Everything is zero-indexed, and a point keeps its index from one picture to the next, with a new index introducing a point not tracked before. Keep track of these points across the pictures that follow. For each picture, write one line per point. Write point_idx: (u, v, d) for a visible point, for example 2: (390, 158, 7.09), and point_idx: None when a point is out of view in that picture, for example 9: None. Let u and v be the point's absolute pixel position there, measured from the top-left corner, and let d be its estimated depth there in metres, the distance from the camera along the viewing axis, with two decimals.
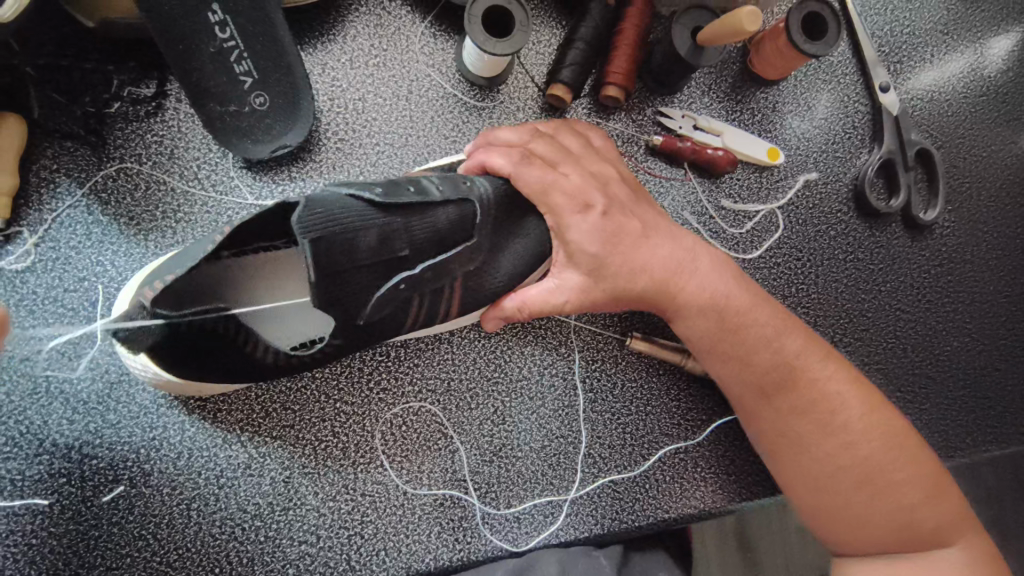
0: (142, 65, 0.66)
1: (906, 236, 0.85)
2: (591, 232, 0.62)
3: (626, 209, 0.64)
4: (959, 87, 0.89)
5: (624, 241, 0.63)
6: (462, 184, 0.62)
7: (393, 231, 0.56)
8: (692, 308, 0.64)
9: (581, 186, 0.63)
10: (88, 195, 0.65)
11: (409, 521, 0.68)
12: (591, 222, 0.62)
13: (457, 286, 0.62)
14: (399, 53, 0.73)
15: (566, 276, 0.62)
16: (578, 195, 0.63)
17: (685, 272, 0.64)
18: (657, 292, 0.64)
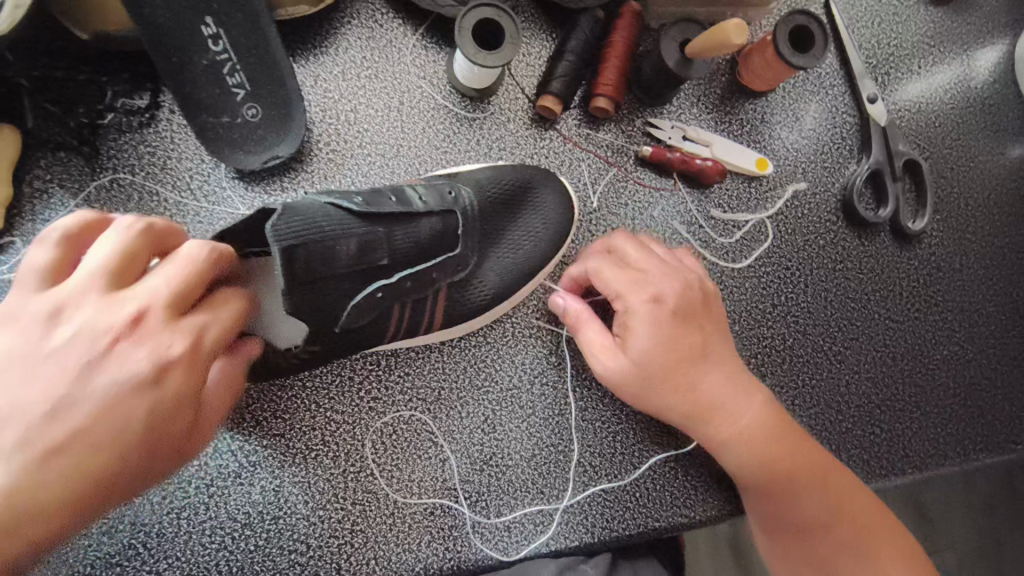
0: (136, 77, 0.67)
1: (895, 245, 0.86)
2: (659, 331, 0.63)
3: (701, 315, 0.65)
4: (946, 98, 0.90)
5: (689, 356, 0.63)
6: (446, 195, 0.65)
7: (377, 239, 0.57)
8: (742, 422, 0.63)
9: (673, 288, 0.64)
10: (81, 206, 0.65)
11: (399, 530, 0.68)
12: (672, 319, 0.63)
13: (439, 296, 0.66)
14: (391, 65, 0.74)
15: (617, 352, 0.64)
16: (663, 294, 0.64)
17: (742, 401, 0.64)
18: (707, 406, 0.63)
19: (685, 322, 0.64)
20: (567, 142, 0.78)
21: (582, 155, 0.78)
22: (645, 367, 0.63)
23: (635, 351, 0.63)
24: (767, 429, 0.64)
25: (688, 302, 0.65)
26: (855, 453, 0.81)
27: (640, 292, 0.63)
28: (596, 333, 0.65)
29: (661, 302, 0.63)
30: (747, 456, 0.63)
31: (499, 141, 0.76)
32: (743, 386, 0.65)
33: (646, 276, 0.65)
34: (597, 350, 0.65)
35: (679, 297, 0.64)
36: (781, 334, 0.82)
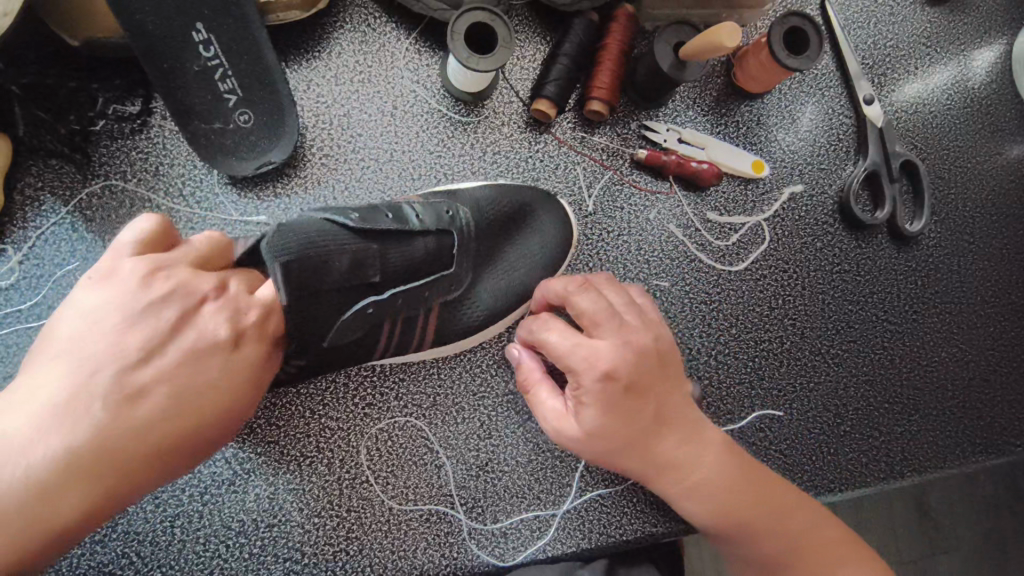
0: (127, 83, 0.66)
1: (892, 247, 0.85)
2: (610, 411, 0.57)
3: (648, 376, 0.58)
4: (943, 99, 0.90)
5: (644, 430, 0.59)
6: (444, 213, 0.64)
7: (369, 255, 0.57)
8: (693, 476, 0.62)
9: (625, 363, 0.57)
10: (72, 213, 0.65)
11: (394, 537, 0.68)
12: (624, 399, 0.57)
13: (433, 312, 0.64)
14: (385, 69, 0.73)
15: (570, 427, 0.60)
16: (615, 371, 0.56)
17: (696, 458, 0.62)
18: (659, 467, 0.61)
19: (636, 399, 0.58)
20: (563, 145, 0.77)
21: (577, 158, 0.78)
22: (594, 444, 0.59)
23: (585, 429, 0.59)
24: (721, 481, 0.62)
25: (642, 373, 0.58)
26: (853, 456, 0.81)
27: (587, 373, 0.56)
28: (552, 401, 0.62)
29: (611, 382, 0.57)
30: (701, 507, 0.62)
31: (493, 144, 0.75)
32: (695, 441, 0.62)
33: (593, 349, 0.57)
34: (552, 418, 0.61)
35: (630, 373, 0.57)
36: (778, 337, 0.81)
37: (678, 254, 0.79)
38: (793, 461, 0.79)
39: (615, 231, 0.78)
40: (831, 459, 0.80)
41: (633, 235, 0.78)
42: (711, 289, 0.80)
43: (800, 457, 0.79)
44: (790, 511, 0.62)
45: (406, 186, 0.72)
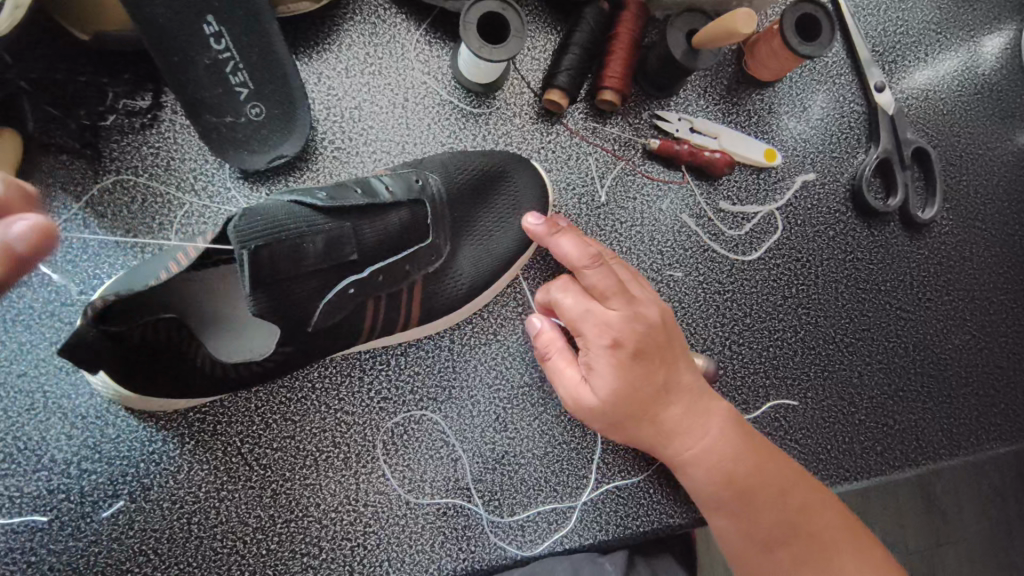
0: (137, 77, 0.66)
1: (905, 234, 0.85)
2: (619, 373, 0.60)
3: (657, 343, 0.61)
4: (953, 85, 0.90)
5: (654, 393, 0.62)
6: (415, 182, 0.64)
7: (343, 234, 0.58)
8: (696, 444, 0.63)
9: (634, 331, 0.60)
10: (84, 209, 0.64)
11: (412, 531, 0.68)
12: (633, 362, 0.60)
13: (415, 289, 0.65)
14: (395, 61, 0.73)
15: (585, 393, 0.62)
16: (622, 339, 0.60)
17: (704, 430, 0.64)
18: (669, 433, 0.63)
19: (647, 366, 0.61)
20: (574, 136, 0.77)
21: (589, 149, 0.77)
22: (609, 406, 0.61)
23: (600, 392, 0.61)
24: (726, 455, 0.63)
25: (652, 342, 0.61)
26: (868, 444, 0.81)
27: (596, 333, 0.60)
28: (568, 369, 0.64)
29: (619, 347, 0.60)
30: (706, 478, 0.63)
31: (505, 136, 0.75)
32: (702, 413, 0.64)
33: (603, 316, 0.60)
34: (566, 385, 0.64)
35: (638, 340, 0.60)
36: (792, 326, 0.81)
37: (691, 244, 0.79)
38: (809, 450, 0.79)
39: (627, 221, 0.77)
40: (845, 447, 0.80)
41: (645, 225, 0.78)
42: (725, 279, 0.79)
43: (815, 446, 0.79)
44: (790, 487, 0.63)
45: None
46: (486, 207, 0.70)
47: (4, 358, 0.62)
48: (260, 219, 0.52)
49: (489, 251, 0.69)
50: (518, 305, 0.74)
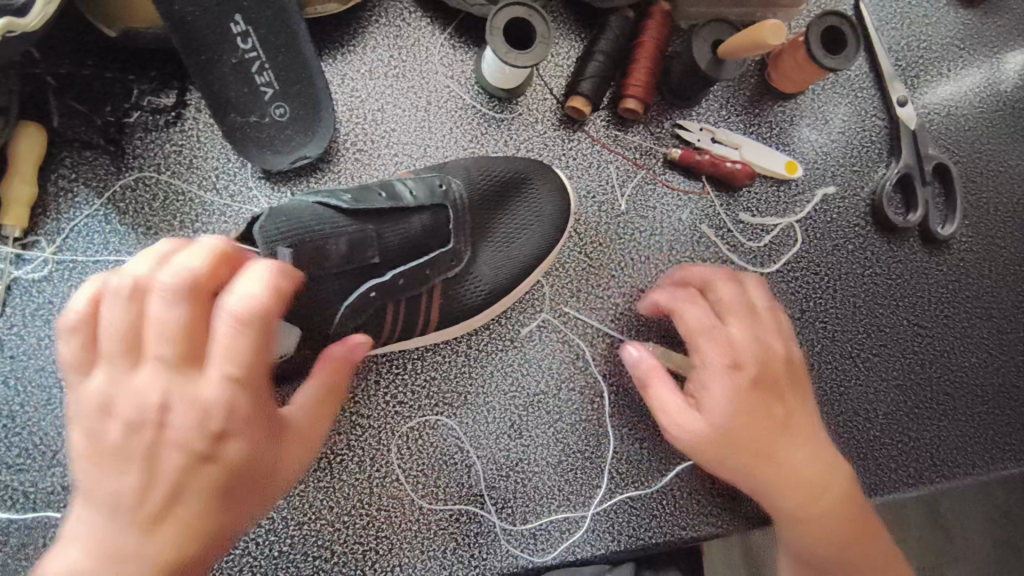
0: (162, 75, 0.66)
1: (924, 250, 0.85)
2: (742, 393, 0.59)
3: (775, 368, 0.61)
4: (976, 101, 0.89)
5: (770, 420, 0.60)
6: (437, 186, 0.65)
7: (366, 238, 0.58)
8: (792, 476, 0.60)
9: (757, 352, 0.60)
10: (106, 205, 0.64)
11: (424, 536, 0.68)
12: (755, 386, 0.60)
13: (434, 293, 0.65)
14: (419, 64, 0.73)
15: (687, 416, 0.60)
16: (742, 358, 0.60)
17: (811, 466, 0.60)
18: (776, 467, 0.60)
19: (761, 388, 0.60)
20: (595, 143, 0.77)
21: (610, 157, 0.77)
22: (712, 429, 0.59)
23: (711, 409, 0.59)
24: (826, 494, 0.60)
25: (781, 368, 0.61)
26: (883, 461, 0.80)
27: (720, 355, 0.60)
28: (672, 392, 0.62)
29: (740, 370, 0.60)
30: (802, 511, 0.59)
31: (526, 142, 0.75)
32: (815, 450, 0.61)
33: (721, 333, 0.61)
34: (667, 410, 0.61)
35: (758, 367, 0.60)
36: (810, 340, 0.80)
37: (710, 254, 0.78)
38: None
39: (646, 230, 0.77)
40: (861, 463, 0.80)
41: (665, 235, 0.78)
42: None
43: None
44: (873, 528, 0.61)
45: None
46: (507, 212, 0.69)
47: (21, 353, 0.61)
48: (285, 219, 0.53)
49: (509, 257, 0.69)
50: (536, 312, 0.73)
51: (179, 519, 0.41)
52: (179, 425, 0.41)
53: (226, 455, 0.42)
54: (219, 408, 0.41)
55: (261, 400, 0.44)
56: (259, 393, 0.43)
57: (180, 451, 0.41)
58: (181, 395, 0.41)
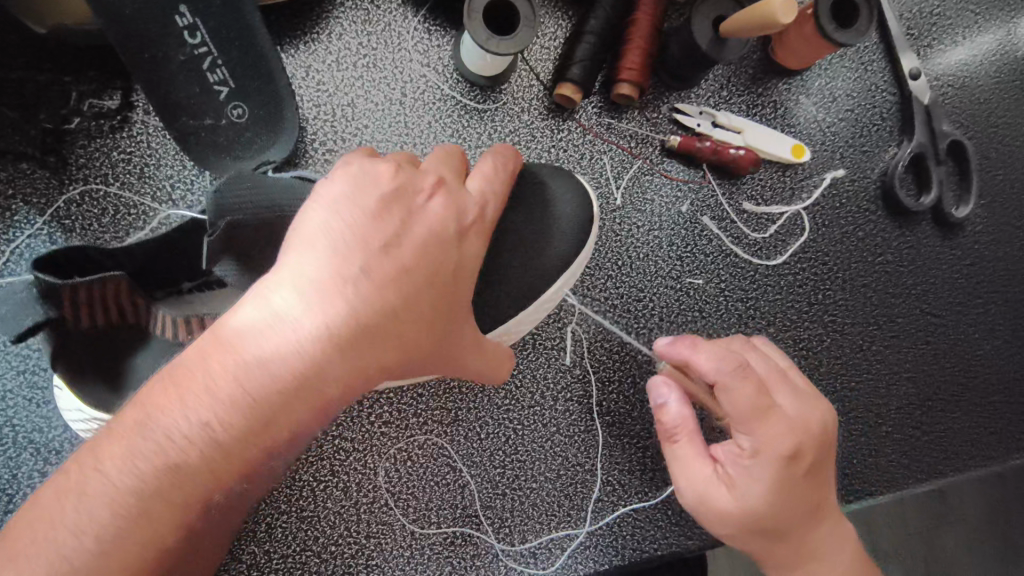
0: (104, 74, 0.59)
1: (937, 234, 0.80)
2: (776, 488, 0.52)
3: (813, 457, 0.53)
4: (991, 71, 0.83)
5: (801, 513, 0.53)
6: None
7: None
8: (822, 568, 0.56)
9: (802, 441, 0.52)
10: (50, 223, 0.58)
11: (417, 563, 0.64)
12: (805, 476, 0.53)
13: None
14: (391, 52, 0.66)
15: (719, 496, 0.53)
16: (790, 450, 0.51)
17: (840, 553, 0.56)
18: (806, 557, 0.55)
19: (798, 481, 0.53)
20: (587, 133, 0.71)
21: (603, 146, 0.71)
22: (751, 523, 0.53)
23: (745, 504, 0.52)
24: None
25: (817, 452, 0.54)
26: (895, 458, 0.77)
27: (776, 443, 0.51)
28: (698, 462, 0.55)
29: (795, 461, 0.52)
30: None
31: (512, 134, 0.69)
32: (842, 532, 0.57)
33: (768, 424, 0.52)
34: (697, 480, 0.54)
35: (798, 454, 0.52)
36: (819, 335, 0.76)
37: (712, 248, 0.73)
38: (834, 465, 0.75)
39: (644, 225, 0.72)
40: (872, 461, 0.76)
41: (664, 229, 0.72)
42: (748, 285, 0.74)
43: (840, 461, 0.75)
44: None
45: None
46: None
47: None
48: (246, 193, 0.48)
49: None
50: None
51: (295, 368, 0.40)
52: (347, 266, 0.42)
53: (368, 296, 0.42)
54: (374, 255, 0.43)
55: (445, 255, 0.45)
56: (428, 251, 0.44)
57: (321, 293, 0.41)
58: (348, 238, 0.43)
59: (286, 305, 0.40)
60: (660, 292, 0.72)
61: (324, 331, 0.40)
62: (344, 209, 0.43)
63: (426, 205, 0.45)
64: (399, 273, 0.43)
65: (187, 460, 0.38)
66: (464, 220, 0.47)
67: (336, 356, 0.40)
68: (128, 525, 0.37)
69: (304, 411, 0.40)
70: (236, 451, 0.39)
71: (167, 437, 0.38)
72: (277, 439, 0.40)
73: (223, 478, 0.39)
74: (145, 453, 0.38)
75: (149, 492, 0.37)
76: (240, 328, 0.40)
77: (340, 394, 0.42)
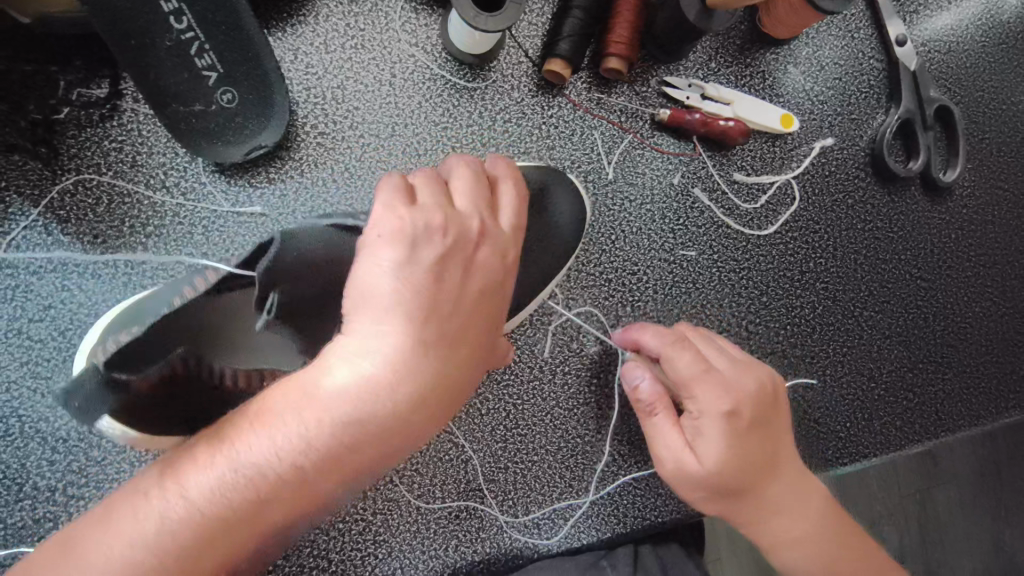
0: (91, 63, 0.59)
1: (925, 199, 0.81)
2: (733, 442, 0.55)
3: (765, 412, 0.57)
4: (977, 34, 0.84)
5: (762, 468, 0.56)
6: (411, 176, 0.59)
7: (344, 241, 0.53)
8: (800, 529, 0.58)
9: (748, 395, 0.56)
10: (44, 214, 0.58)
11: (424, 537, 0.65)
12: (754, 432, 0.56)
13: None
14: (379, 32, 0.66)
15: (688, 458, 0.55)
16: (738, 403, 0.56)
17: (806, 511, 0.58)
18: (769, 513, 0.57)
19: (754, 435, 0.56)
20: (577, 108, 0.71)
21: (594, 122, 0.71)
22: (710, 484, 0.55)
23: (709, 460, 0.55)
24: (833, 538, 0.58)
25: (766, 407, 0.57)
26: (888, 420, 0.79)
27: (718, 398, 0.55)
28: (667, 429, 0.57)
29: (735, 418, 0.55)
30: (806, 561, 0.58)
31: (503, 112, 0.69)
32: (808, 491, 0.59)
33: (714, 379, 0.56)
34: (665, 449, 0.57)
35: (747, 407, 0.56)
36: (811, 302, 0.77)
37: (705, 220, 0.74)
38: (828, 429, 0.77)
39: (637, 198, 0.72)
40: (865, 425, 0.78)
41: (656, 202, 0.73)
42: (740, 255, 0.75)
43: (834, 425, 0.77)
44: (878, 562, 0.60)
45: (410, 164, 0.66)
46: None
47: None
48: None
49: None
50: None
51: (381, 432, 0.38)
52: (424, 331, 0.40)
53: (444, 357, 0.41)
54: (445, 314, 0.41)
55: (494, 299, 0.45)
56: (484, 300, 0.44)
57: (401, 358, 0.39)
58: (418, 295, 0.41)
59: (370, 369, 0.39)
60: (654, 265, 0.72)
61: (408, 395, 0.39)
62: (408, 268, 0.41)
63: (484, 255, 0.44)
64: (465, 326, 0.43)
65: (267, 500, 0.37)
66: (509, 261, 0.46)
67: (412, 414, 0.39)
68: (191, 549, 0.37)
69: (378, 460, 0.39)
70: (307, 496, 0.38)
71: (249, 473, 0.37)
72: (350, 484, 0.39)
73: (292, 515, 0.38)
74: (227, 486, 0.37)
75: (227, 523, 0.37)
76: (326, 393, 0.38)
77: (413, 443, 0.41)
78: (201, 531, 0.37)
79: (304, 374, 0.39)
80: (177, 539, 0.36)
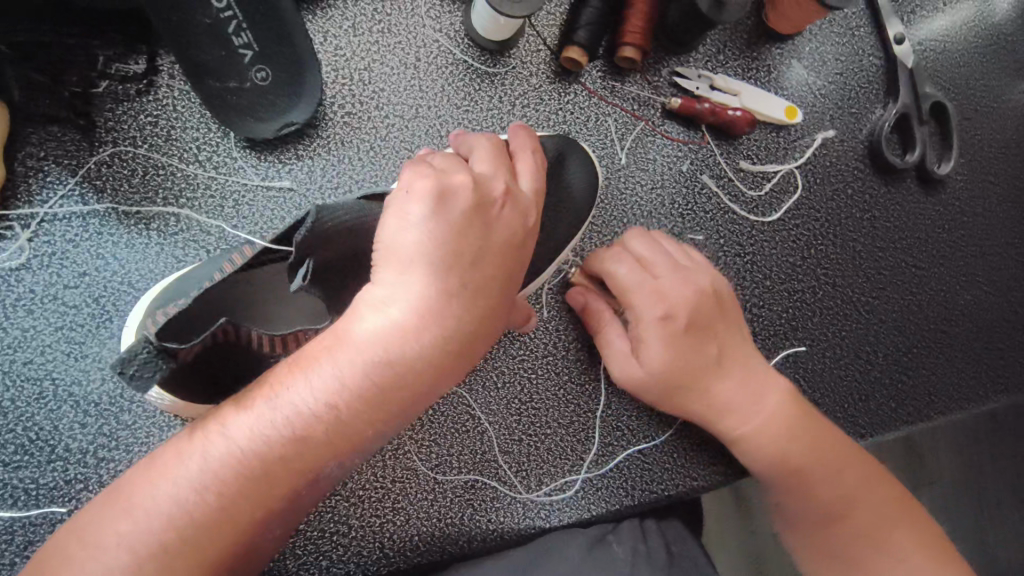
0: (128, 38, 0.61)
1: (921, 191, 0.85)
2: (672, 347, 0.64)
3: (707, 317, 0.65)
4: (970, 36, 0.88)
5: (702, 362, 0.64)
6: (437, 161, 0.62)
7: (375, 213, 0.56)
8: (753, 411, 0.64)
9: (687, 304, 0.64)
10: (81, 184, 0.60)
11: (440, 505, 0.67)
12: (689, 335, 0.64)
13: None
14: (405, 17, 0.69)
15: (631, 361, 0.65)
16: (677, 311, 0.64)
17: (754, 392, 0.65)
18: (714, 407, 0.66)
19: (695, 337, 0.64)
20: (592, 96, 0.74)
21: (608, 109, 0.74)
22: (655, 381, 0.64)
23: (650, 360, 0.64)
24: (787, 422, 0.64)
25: (703, 312, 0.65)
26: (883, 402, 0.81)
27: (656, 305, 0.64)
28: (618, 335, 0.66)
29: (676, 323, 0.64)
30: (758, 443, 0.64)
31: (522, 97, 0.71)
32: (751, 374, 0.66)
33: (658, 288, 0.65)
34: (614, 353, 0.66)
35: (690, 314, 0.64)
36: (811, 287, 0.80)
37: (712, 206, 0.77)
38: (828, 409, 0.79)
39: (647, 183, 0.75)
40: (861, 405, 0.81)
41: (666, 188, 0.76)
42: (745, 241, 0.78)
43: (833, 405, 0.80)
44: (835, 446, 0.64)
45: (434, 144, 0.68)
46: None
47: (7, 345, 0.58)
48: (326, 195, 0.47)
49: None
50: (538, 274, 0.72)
51: (409, 375, 0.43)
52: (445, 280, 0.44)
53: (466, 307, 0.45)
54: (467, 266, 0.46)
55: (518, 257, 0.50)
56: (506, 257, 0.48)
57: (425, 308, 0.43)
58: (444, 253, 0.45)
59: (395, 314, 0.43)
60: None
61: (435, 340, 0.43)
62: (434, 224, 0.45)
63: (505, 213, 0.48)
64: (488, 280, 0.47)
65: (310, 437, 0.41)
66: (530, 222, 0.50)
67: (439, 353, 0.43)
68: (245, 488, 0.41)
69: (407, 401, 0.43)
70: (347, 435, 0.42)
71: (293, 415, 0.41)
72: (383, 425, 0.43)
73: (331, 459, 0.42)
74: (273, 423, 0.41)
75: (273, 459, 0.41)
76: (358, 335, 0.42)
77: (440, 385, 0.45)
78: (253, 471, 0.41)
79: (341, 320, 0.44)
80: (219, 474, 0.41)
